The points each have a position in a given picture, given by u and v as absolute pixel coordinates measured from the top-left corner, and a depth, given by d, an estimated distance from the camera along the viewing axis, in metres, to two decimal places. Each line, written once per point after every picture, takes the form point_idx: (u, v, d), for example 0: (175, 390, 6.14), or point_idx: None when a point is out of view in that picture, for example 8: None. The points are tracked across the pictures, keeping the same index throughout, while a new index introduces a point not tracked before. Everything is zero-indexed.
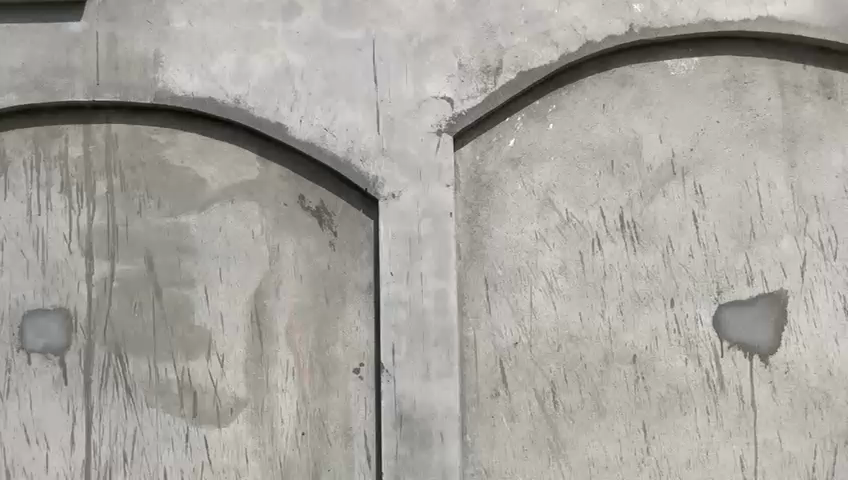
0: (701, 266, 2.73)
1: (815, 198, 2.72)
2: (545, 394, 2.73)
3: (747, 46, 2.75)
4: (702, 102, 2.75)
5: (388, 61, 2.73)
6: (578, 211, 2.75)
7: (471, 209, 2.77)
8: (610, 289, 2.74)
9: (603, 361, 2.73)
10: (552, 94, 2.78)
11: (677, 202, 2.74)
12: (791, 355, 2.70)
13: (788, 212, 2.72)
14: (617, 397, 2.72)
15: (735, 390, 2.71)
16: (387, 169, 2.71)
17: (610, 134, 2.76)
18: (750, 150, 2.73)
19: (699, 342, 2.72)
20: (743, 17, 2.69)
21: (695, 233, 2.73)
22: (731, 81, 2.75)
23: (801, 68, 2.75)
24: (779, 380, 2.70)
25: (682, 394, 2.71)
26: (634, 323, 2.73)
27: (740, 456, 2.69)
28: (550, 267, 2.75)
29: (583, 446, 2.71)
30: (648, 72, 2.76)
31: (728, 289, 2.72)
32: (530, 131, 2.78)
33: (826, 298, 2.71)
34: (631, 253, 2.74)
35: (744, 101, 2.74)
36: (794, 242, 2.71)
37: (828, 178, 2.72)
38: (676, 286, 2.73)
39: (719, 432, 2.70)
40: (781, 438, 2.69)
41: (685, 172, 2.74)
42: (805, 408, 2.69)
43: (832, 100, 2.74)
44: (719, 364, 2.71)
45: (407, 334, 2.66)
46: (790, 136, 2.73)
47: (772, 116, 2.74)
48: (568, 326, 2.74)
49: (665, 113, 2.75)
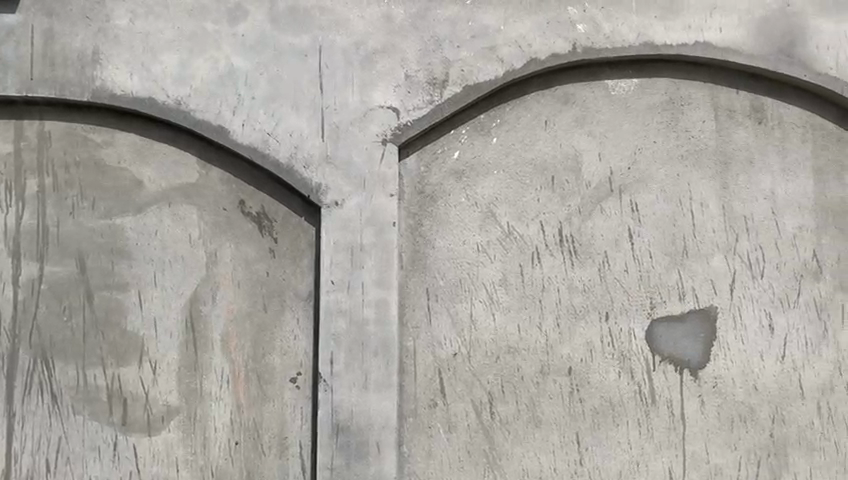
0: (636, 281, 2.80)
1: (745, 219, 2.82)
2: (482, 405, 2.75)
3: (685, 69, 2.84)
4: (641, 123, 2.83)
5: (334, 68, 2.72)
6: (520, 224, 2.79)
7: (414, 219, 2.77)
8: (548, 302, 2.78)
9: (540, 373, 2.76)
10: (496, 108, 2.82)
11: (615, 219, 2.81)
12: (719, 370, 2.79)
13: (719, 231, 2.81)
14: (553, 408, 2.76)
15: (665, 403, 2.78)
16: (330, 176, 2.69)
17: (552, 150, 2.81)
18: (686, 171, 2.82)
19: (632, 356, 2.78)
20: (681, 42, 2.76)
21: (631, 249, 2.80)
22: (669, 103, 2.84)
23: (734, 93, 2.85)
24: (708, 394, 2.79)
25: (615, 406, 2.77)
26: (571, 336, 2.78)
27: (669, 468, 2.76)
28: (491, 279, 2.78)
29: (518, 457, 2.74)
30: (589, 91, 2.83)
31: (661, 304, 2.80)
32: (474, 144, 2.81)
33: (753, 316, 2.80)
34: (569, 267, 2.79)
35: (680, 123, 2.83)
36: (724, 260, 2.81)
37: (757, 200, 2.82)
38: (612, 300, 2.79)
39: (649, 444, 2.77)
40: (708, 450, 2.77)
41: (622, 189, 2.81)
42: (731, 422, 2.78)
43: (762, 125, 2.85)
44: (650, 377, 2.78)
45: (346, 343, 2.65)
46: (723, 158, 2.83)
47: (706, 138, 2.83)
48: (507, 338, 2.77)
49: (604, 132, 2.82)
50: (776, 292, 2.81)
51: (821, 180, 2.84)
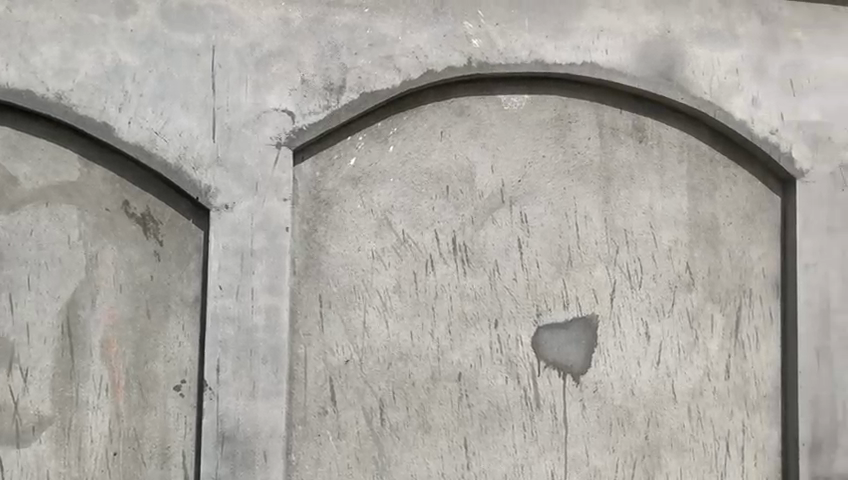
0: (524, 289, 2.89)
1: (625, 232, 2.96)
2: (373, 412, 2.76)
3: (574, 87, 2.96)
4: (531, 137, 2.93)
5: (228, 68, 2.67)
6: (414, 232, 2.82)
7: (308, 224, 2.75)
8: (439, 310, 2.83)
9: (430, 379, 2.80)
10: (393, 117, 2.84)
11: (505, 229, 2.89)
12: (600, 375, 2.92)
13: (602, 243, 2.95)
14: (442, 414, 2.80)
15: (549, 408, 2.88)
16: (221, 179, 2.64)
17: (447, 160, 2.86)
18: (573, 184, 2.94)
19: (519, 362, 2.87)
20: (570, 62, 2.88)
21: (520, 259, 2.89)
22: (558, 119, 2.95)
23: (618, 112, 2.99)
24: (589, 399, 2.91)
25: (502, 411, 2.85)
26: (461, 343, 2.83)
27: (551, 470, 2.87)
28: (384, 287, 2.79)
29: (407, 462, 2.77)
30: (484, 104, 2.90)
31: (547, 312, 2.90)
32: (370, 151, 2.82)
33: (632, 324, 2.95)
34: (461, 275, 2.85)
35: (568, 138, 2.95)
36: (606, 270, 2.95)
37: (637, 214, 2.98)
38: (501, 308, 2.87)
39: (533, 447, 2.86)
40: (588, 453, 2.90)
41: (513, 200, 2.90)
42: (610, 425, 2.92)
43: (643, 143, 3.00)
44: (536, 383, 2.88)
45: (234, 350, 2.59)
46: (607, 174, 2.97)
47: (592, 154, 2.96)
48: (399, 345, 2.79)
49: (497, 144, 2.90)
50: (652, 301, 2.97)
51: (696, 197, 3.02)
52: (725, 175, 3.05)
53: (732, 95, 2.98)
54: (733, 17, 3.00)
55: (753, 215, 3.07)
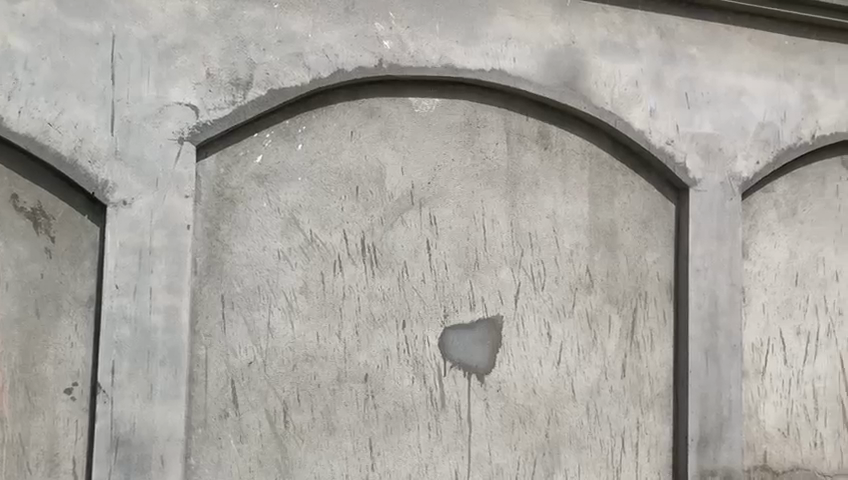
0: (431, 290, 2.92)
1: (530, 235, 3.04)
2: (276, 414, 2.72)
3: (482, 93, 3.01)
4: (441, 140, 2.96)
5: (129, 59, 2.57)
6: (322, 232, 2.80)
7: (211, 223, 2.69)
8: (346, 310, 2.81)
9: (336, 380, 2.79)
10: (302, 115, 2.80)
11: (413, 231, 2.91)
12: (503, 375, 2.98)
13: (507, 246, 3.01)
14: (347, 415, 2.79)
15: (453, 407, 2.92)
16: (120, 173, 2.54)
17: (356, 160, 2.85)
18: (480, 188, 2.99)
19: (426, 362, 2.90)
20: (478, 67, 2.93)
21: (428, 260, 2.92)
22: (467, 124, 2.99)
23: (525, 119, 3.06)
24: (493, 398, 2.97)
25: (407, 411, 2.86)
26: (367, 344, 2.83)
27: (455, 469, 2.91)
28: (290, 287, 2.76)
29: (311, 464, 2.75)
30: (394, 106, 2.91)
31: (453, 313, 2.94)
32: (278, 149, 2.77)
33: (534, 324, 3.03)
34: (369, 276, 2.85)
35: (476, 143, 3.00)
36: (511, 272, 3.01)
37: (542, 218, 3.06)
38: (408, 309, 2.89)
39: (438, 447, 2.90)
40: (491, 451, 2.96)
41: (422, 202, 2.92)
42: (512, 423, 2.99)
43: (548, 150, 3.09)
44: (442, 383, 2.91)
45: (130, 351, 2.50)
46: (513, 178, 3.04)
47: (499, 159, 3.02)
48: (304, 346, 2.76)
49: (407, 146, 2.92)
50: (554, 303, 3.06)
51: (597, 203, 3.14)
52: (623, 182, 3.18)
53: (632, 105, 3.12)
54: (634, 31, 3.13)
55: (649, 221, 3.21)
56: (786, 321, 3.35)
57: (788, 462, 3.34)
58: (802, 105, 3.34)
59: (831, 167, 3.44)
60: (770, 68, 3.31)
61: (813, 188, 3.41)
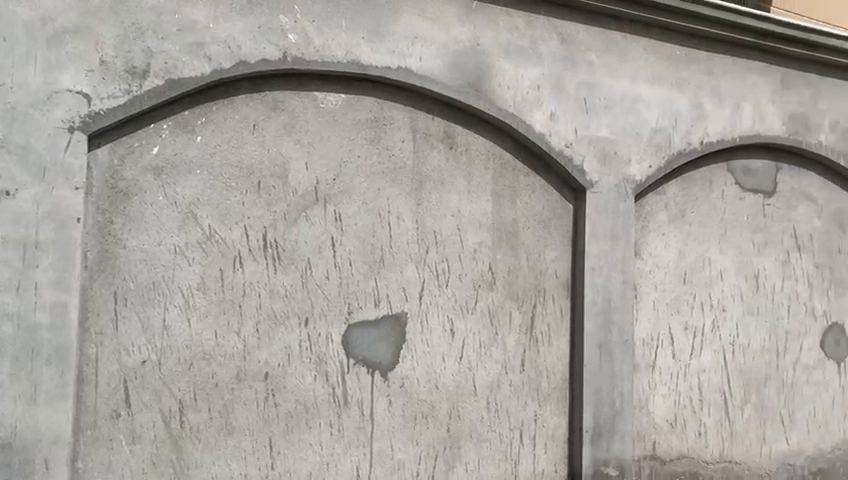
0: (335, 287, 2.90)
1: (434, 233, 3.08)
2: (172, 414, 2.64)
3: (389, 90, 3.01)
4: (346, 137, 2.94)
5: (14, 42, 2.43)
6: (222, 228, 2.74)
7: (103, 216, 2.58)
8: (247, 308, 2.77)
9: (235, 379, 2.74)
10: (202, 107, 2.73)
11: (317, 227, 2.88)
12: (406, 371, 3.01)
13: (412, 243, 3.04)
14: (247, 414, 2.75)
15: (356, 404, 2.92)
16: (2, 162, 2.40)
17: (259, 155, 2.80)
18: (386, 185, 3.00)
19: (328, 360, 2.88)
20: (384, 65, 2.94)
21: (332, 257, 2.90)
22: (373, 121, 2.98)
23: (431, 118, 3.09)
24: (395, 394, 2.99)
25: (309, 409, 2.84)
26: (269, 341, 2.79)
27: (357, 465, 2.92)
28: (187, 283, 2.68)
29: (208, 465, 2.68)
30: (299, 100, 2.87)
31: (357, 310, 2.93)
32: (176, 141, 2.69)
33: (438, 321, 3.07)
34: (271, 273, 2.81)
35: (382, 140, 3.00)
36: (415, 270, 3.04)
37: (446, 216, 3.10)
38: (311, 306, 2.86)
39: (339, 444, 2.89)
40: (393, 447, 2.98)
41: (327, 199, 2.90)
42: (414, 419, 3.02)
43: (453, 149, 3.13)
44: (344, 380, 2.90)
45: (12, 350, 2.37)
46: (418, 176, 3.06)
47: (404, 157, 3.04)
48: (202, 344, 2.69)
49: (312, 141, 2.88)
50: (457, 299, 3.11)
51: (499, 202, 3.20)
52: (526, 182, 3.26)
53: (533, 108, 3.20)
54: (537, 36, 3.22)
55: (550, 221, 3.31)
56: (674, 317, 3.53)
57: (675, 451, 3.52)
58: (692, 112, 3.53)
59: (717, 172, 3.65)
60: (664, 76, 3.47)
61: (701, 191, 3.61)
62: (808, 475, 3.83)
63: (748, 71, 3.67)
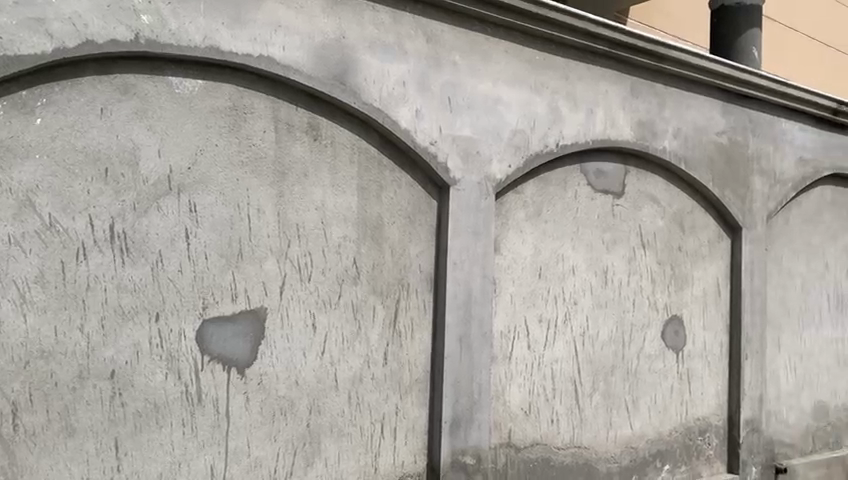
0: (189, 281, 2.79)
1: (297, 226, 3.02)
2: (4, 416, 2.45)
3: (250, 79, 2.93)
4: (203, 124, 2.83)
5: None
6: (64, 217, 2.57)
7: None
8: (92, 302, 2.61)
9: (77, 378, 2.58)
10: (43, 86, 2.54)
11: (171, 218, 2.76)
12: (264, 367, 2.95)
13: (273, 237, 2.97)
14: (90, 414, 2.60)
15: (211, 402, 2.83)
16: None
17: (107, 140, 2.65)
18: (245, 176, 2.91)
19: (181, 356, 2.78)
20: (245, 52, 2.85)
21: (186, 250, 2.79)
22: (232, 109, 2.89)
23: (294, 109, 3.04)
24: (253, 391, 2.92)
25: (159, 408, 2.73)
26: (115, 338, 2.65)
27: (211, 464, 2.83)
28: (23, 276, 2.50)
29: (45, 470, 2.51)
30: (152, 85, 2.73)
31: (213, 305, 2.84)
32: (12, 122, 2.49)
33: (299, 316, 3.03)
34: (119, 265, 2.66)
35: (242, 130, 2.91)
36: (276, 263, 2.97)
37: (309, 210, 3.05)
38: (163, 300, 2.74)
39: (192, 443, 2.79)
40: (250, 444, 2.92)
41: (181, 188, 2.78)
42: (273, 415, 2.96)
43: (317, 141, 3.09)
44: (198, 378, 2.81)
45: None
46: (280, 168, 2.99)
47: (266, 147, 2.96)
48: (40, 341, 2.51)
49: (166, 128, 2.75)
50: (320, 294, 3.08)
51: (364, 196, 3.20)
52: (391, 177, 3.28)
53: (398, 104, 3.23)
54: (402, 33, 3.25)
55: (414, 216, 3.34)
56: (530, 310, 3.68)
57: (530, 438, 3.67)
58: (549, 115, 3.69)
59: (572, 173, 3.84)
60: (523, 79, 3.60)
61: (557, 191, 3.78)
62: (649, 457, 4.11)
63: (601, 78, 3.88)
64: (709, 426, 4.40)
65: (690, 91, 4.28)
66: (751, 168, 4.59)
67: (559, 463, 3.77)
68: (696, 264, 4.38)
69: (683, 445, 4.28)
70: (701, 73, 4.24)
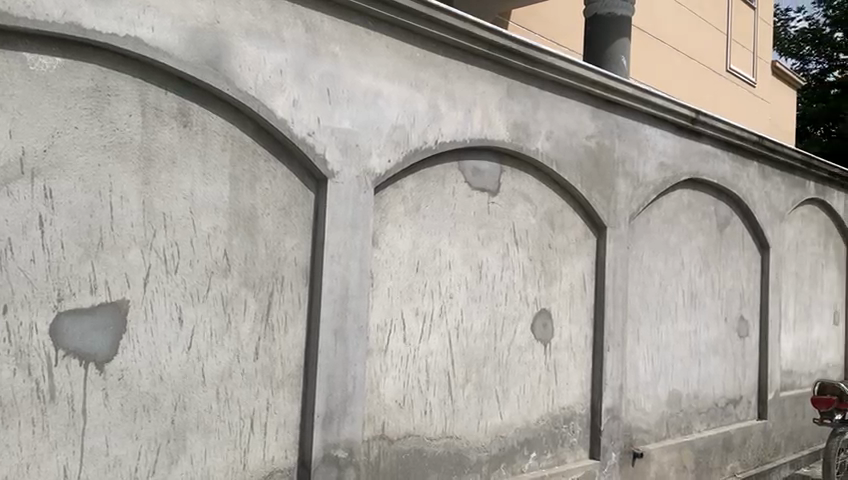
0: (42, 272, 2.62)
1: (164, 216, 2.91)
2: None
3: (115, 59, 2.78)
4: (61, 105, 2.66)
5: None
6: None
7: None
8: None
9: None
10: None
11: (23, 203, 2.58)
12: (125, 362, 2.82)
13: (137, 226, 2.84)
14: None
15: (65, 399, 2.67)
16: None
17: None
18: (108, 161, 2.77)
19: (32, 352, 2.60)
20: (110, 32, 2.70)
21: (40, 238, 2.61)
22: (94, 90, 2.74)
23: (162, 93, 2.91)
24: (113, 387, 2.79)
25: (6, 407, 2.54)
26: None
27: (64, 465, 2.67)
28: None
29: None
30: (3, 60, 2.53)
31: (69, 297, 2.68)
32: None
33: (165, 309, 2.92)
34: None
35: (105, 112, 2.76)
36: (140, 254, 2.85)
37: (178, 199, 2.94)
38: (12, 292, 2.55)
39: (44, 443, 2.63)
40: (108, 443, 2.78)
41: (35, 173, 2.60)
42: (134, 412, 2.84)
43: (187, 128, 2.98)
44: (51, 374, 2.64)
45: None
46: (146, 154, 2.86)
47: (131, 132, 2.82)
48: None
49: (18, 107, 2.56)
50: (187, 287, 2.98)
51: (237, 187, 3.13)
52: (266, 168, 3.21)
53: (275, 93, 3.17)
54: (280, 21, 3.19)
55: (290, 208, 3.29)
56: (406, 304, 3.72)
57: (403, 430, 3.70)
58: (428, 113, 3.74)
59: (450, 170, 3.91)
60: (403, 75, 3.63)
61: (435, 187, 3.84)
62: (517, 445, 4.27)
63: (479, 79, 3.98)
64: (573, 415, 4.62)
65: (562, 95, 4.48)
66: (617, 171, 4.86)
67: (431, 454, 3.83)
68: (564, 260, 4.59)
69: (549, 433, 4.47)
70: (573, 78, 4.43)
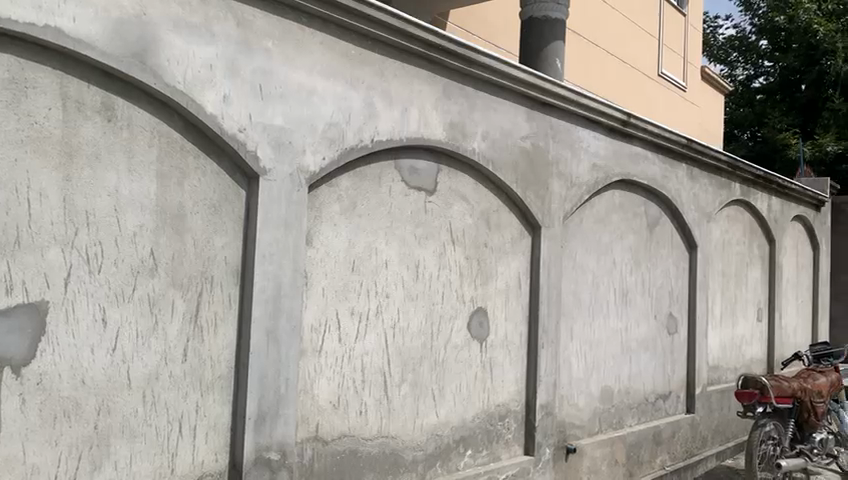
0: None
1: (86, 214, 2.80)
2: None
3: (33, 50, 2.65)
4: None
5: None
6: None
7: None
8: None
9: None
10: None
11: None
12: (44, 366, 2.70)
13: (57, 224, 2.72)
14: None
15: None
16: None
17: None
18: (26, 156, 2.64)
19: None
20: (28, 21, 2.58)
21: None
22: (11, 82, 2.60)
23: (85, 86, 2.80)
24: (31, 392, 2.66)
25: None
26: None
27: None
28: None
29: None
30: None
31: None
32: None
33: (87, 310, 2.81)
34: None
35: (22, 105, 2.63)
36: (60, 253, 2.73)
37: (101, 196, 2.84)
38: None
39: None
40: (25, 451, 2.65)
41: None
42: (54, 418, 2.72)
43: (111, 123, 2.87)
44: None
45: None
46: (67, 149, 2.75)
47: (51, 126, 2.70)
48: None
49: None
50: (111, 287, 2.88)
51: (164, 184, 3.04)
52: (195, 164, 3.14)
53: (204, 88, 3.09)
54: (210, 15, 3.11)
55: (220, 206, 3.22)
56: (342, 303, 3.69)
57: (338, 430, 3.67)
58: (363, 111, 3.72)
59: (387, 168, 3.90)
60: (338, 73, 3.60)
61: (371, 185, 3.82)
62: (453, 443, 4.29)
63: (415, 78, 3.98)
64: (508, 411, 4.68)
65: (498, 96, 4.52)
66: (551, 172, 4.94)
67: (366, 454, 3.81)
68: (500, 259, 4.64)
69: (484, 430, 4.51)
70: (507, 79, 4.48)
